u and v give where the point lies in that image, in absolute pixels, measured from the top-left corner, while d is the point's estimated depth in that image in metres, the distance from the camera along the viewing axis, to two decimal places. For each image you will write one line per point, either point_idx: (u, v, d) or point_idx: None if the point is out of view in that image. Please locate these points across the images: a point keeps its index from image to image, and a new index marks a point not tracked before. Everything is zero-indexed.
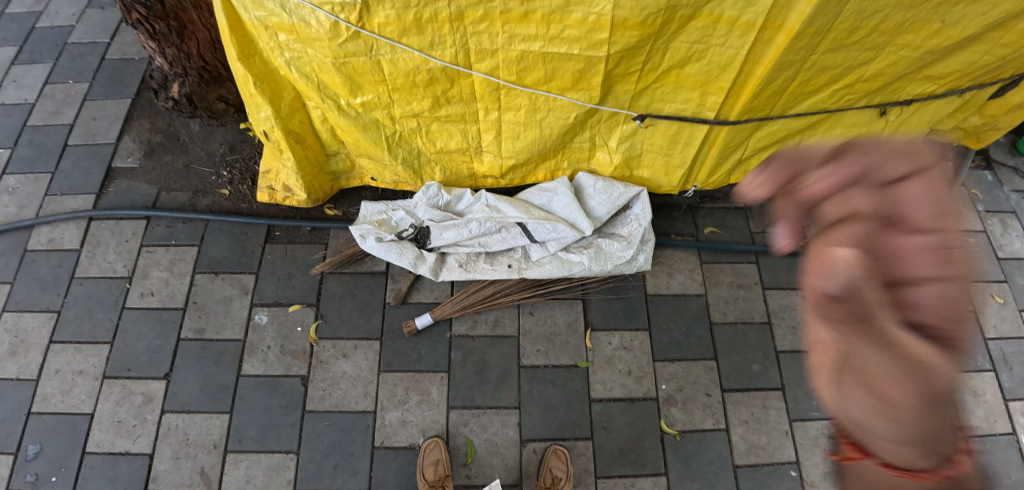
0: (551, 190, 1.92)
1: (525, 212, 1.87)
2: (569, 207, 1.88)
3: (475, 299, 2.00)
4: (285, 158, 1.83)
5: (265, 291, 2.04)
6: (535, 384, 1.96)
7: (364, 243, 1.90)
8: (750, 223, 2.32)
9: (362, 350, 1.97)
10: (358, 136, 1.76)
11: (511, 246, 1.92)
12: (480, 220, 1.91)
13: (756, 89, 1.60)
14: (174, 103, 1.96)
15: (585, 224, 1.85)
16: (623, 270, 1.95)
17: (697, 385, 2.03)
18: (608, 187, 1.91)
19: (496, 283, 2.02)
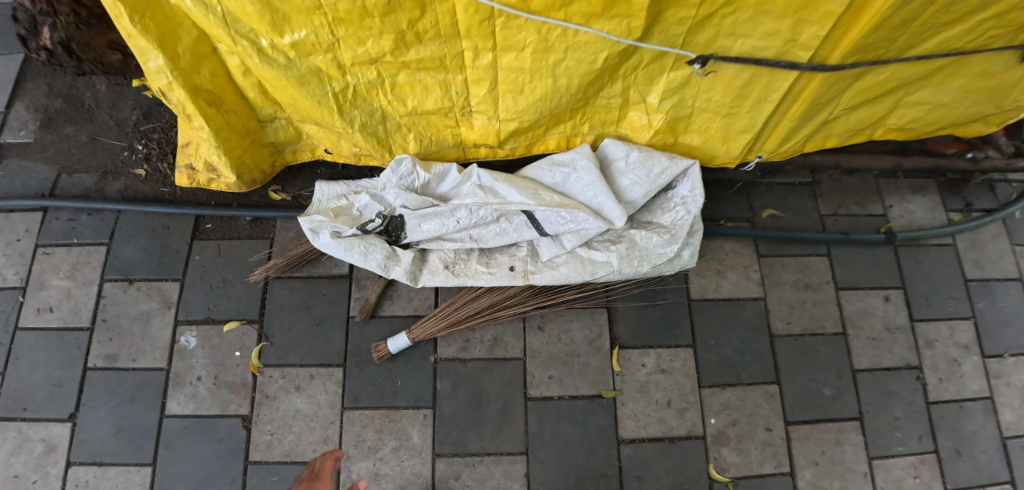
0: (567, 164, 1.40)
1: (532, 196, 1.35)
2: (592, 188, 1.36)
3: (466, 313, 1.47)
4: (200, 128, 1.33)
5: (193, 304, 1.55)
6: (548, 422, 1.47)
7: (318, 239, 1.42)
8: (820, 204, 1.80)
9: (320, 382, 1.47)
10: (295, 93, 1.25)
11: (514, 240, 1.43)
12: (471, 208, 1.39)
13: (884, 15, 1.09)
14: (49, 54, 1.47)
15: (615, 212, 1.33)
16: (662, 270, 1.47)
17: (755, 418, 1.59)
18: (646, 159, 1.38)
19: (494, 290, 1.48)
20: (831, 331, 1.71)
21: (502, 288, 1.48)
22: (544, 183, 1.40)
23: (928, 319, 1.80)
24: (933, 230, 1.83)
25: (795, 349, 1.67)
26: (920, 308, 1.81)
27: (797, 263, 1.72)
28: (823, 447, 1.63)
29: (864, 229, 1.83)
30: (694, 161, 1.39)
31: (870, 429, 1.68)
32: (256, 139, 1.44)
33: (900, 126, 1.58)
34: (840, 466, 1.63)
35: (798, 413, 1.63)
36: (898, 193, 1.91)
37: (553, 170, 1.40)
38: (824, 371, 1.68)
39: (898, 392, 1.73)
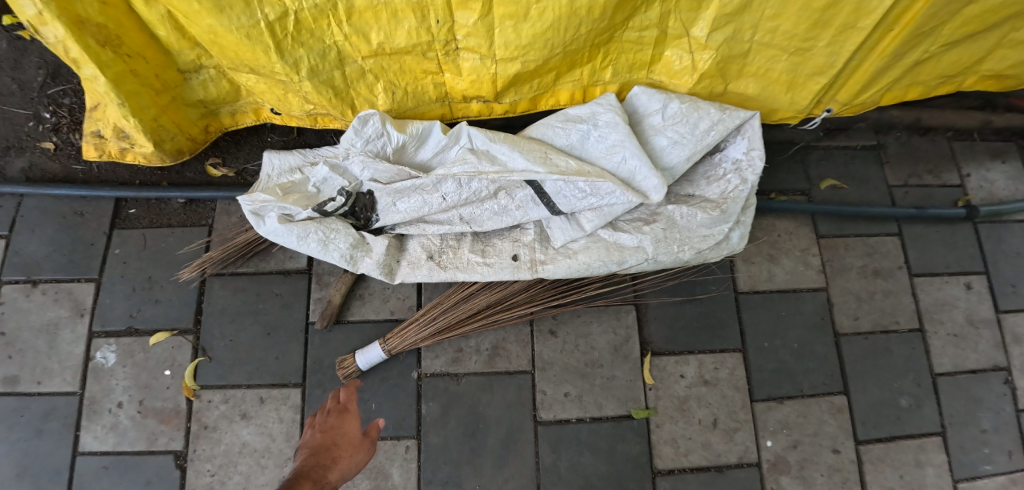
0: (584, 119, 1.07)
1: (540, 162, 1.03)
2: (620, 150, 1.03)
3: (457, 318, 1.14)
4: (95, 77, 1.01)
5: (112, 310, 1.22)
6: (564, 453, 1.15)
7: (262, 226, 1.09)
8: (886, 173, 1.49)
9: (272, 407, 1.15)
10: (215, 23, 0.92)
11: (517, 220, 1.10)
12: (461, 179, 1.06)
13: None
14: None
15: (652, 181, 1.01)
16: (708, 257, 1.13)
17: (820, 437, 1.27)
18: (689, 111, 1.05)
19: (492, 287, 1.15)
20: (906, 327, 1.40)
21: (503, 284, 1.15)
22: (555, 145, 1.07)
23: (1017, 311, 1.46)
24: (1020, 201, 1.48)
25: (865, 350, 1.35)
26: (1005, 298, 1.47)
27: (863, 245, 1.41)
28: (901, 471, 1.32)
29: (938, 204, 1.51)
30: (751, 114, 1.07)
31: (955, 446, 1.37)
32: (178, 95, 1.11)
33: (998, 74, 1.26)
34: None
35: (870, 430, 1.32)
36: (976, 159, 1.55)
37: (567, 128, 1.07)
38: (899, 377, 1.37)
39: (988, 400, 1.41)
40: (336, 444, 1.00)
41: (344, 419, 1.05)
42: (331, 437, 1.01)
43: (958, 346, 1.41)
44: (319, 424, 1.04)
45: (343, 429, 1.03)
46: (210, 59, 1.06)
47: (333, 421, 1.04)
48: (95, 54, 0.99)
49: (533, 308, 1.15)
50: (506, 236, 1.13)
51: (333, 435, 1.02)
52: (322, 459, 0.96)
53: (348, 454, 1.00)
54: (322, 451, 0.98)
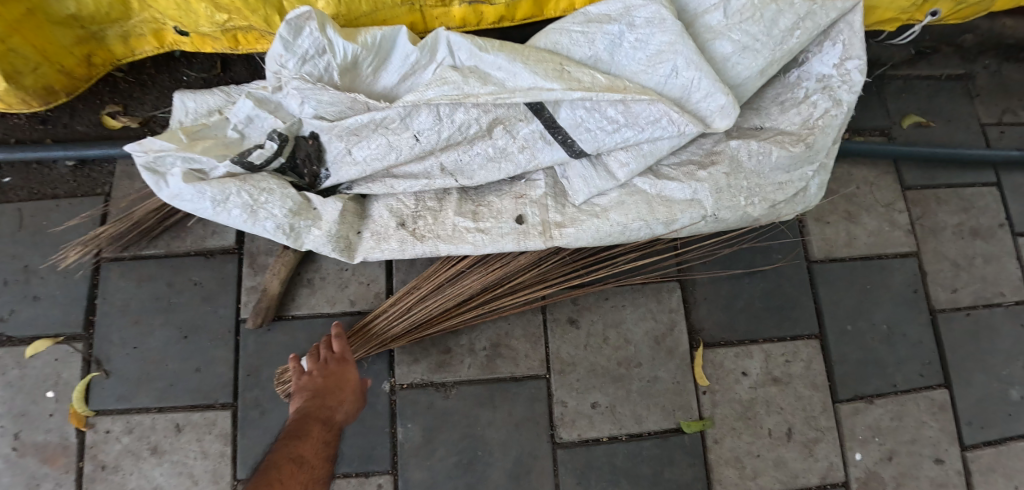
0: (619, 22, 0.75)
1: (553, 80, 0.73)
2: (668, 61, 0.73)
3: (440, 308, 0.83)
4: None
5: None
6: (593, 484, 0.86)
7: (166, 189, 0.79)
8: (978, 109, 1.18)
9: (194, 437, 0.84)
10: None
11: (521, 169, 0.80)
12: (440, 111, 0.75)
13: None
14: None
15: (718, 99, 0.72)
16: (782, 213, 0.82)
17: (921, 446, 0.98)
18: (765, 4, 0.74)
19: (488, 263, 0.83)
20: (1015, 300, 1.10)
21: (503, 259, 0.83)
22: (572, 58, 0.76)
23: None
24: None
25: (967, 331, 1.06)
26: None
27: (957, 197, 1.11)
28: (1019, 484, 1.03)
29: None
30: (851, 5, 0.75)
31: None
32: (38, 6, 0.80)
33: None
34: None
35: (979, 432, 1.03)
36: None
37: (590, 32, 0.76)
38: (1011, 364, 1.07)
39: None
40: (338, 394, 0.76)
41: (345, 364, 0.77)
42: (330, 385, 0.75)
43: None
44: (316, 365, 0.77)
45: (344, 374, 0.77)
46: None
47: (333, 368, 0.77)
48: None
49: (546, 290, 0.85)
50: (509, 193, 0.82)
51: (336, 383, 0.76)
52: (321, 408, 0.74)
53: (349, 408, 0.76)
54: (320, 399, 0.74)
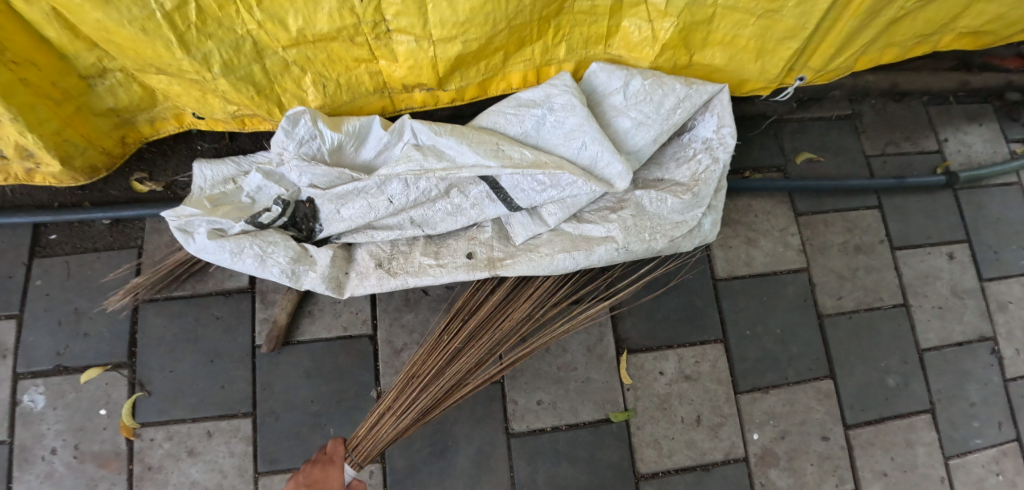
0: (539, 105, 0.98)
1: (492, 154, 0.95)
2: (581, 134, 0.95)
3: (434, 399, 0.98)
4: None
5: (37, 348, 1.11)
6: (541, 466, 1.08)
7: (191, 244, 0.99)
8: (863, 143, 1.42)
9: (221, 440, 1.05)
10: (100, 18, 0.81)
11: (472, 221, 1.02)
12: (408, 181, 0.98)
13: None
14: None
15: (616, 167, 0.93)
16: (680, 246, 1.03)
17: (809, 426, 1.22)
18: (655, 88, 0.98)
19: (462, 353, 0.99)
20: (891, 303, 1.35)
21: (472, 345, 1.00)
22: (508, 134, 0.99)
23: (1000, 278, 1.47)
24: (997, 167, 1.47)
25: (850, 330, 1.30)
26: (988, 266, 1.47)
27: (843, 220, 1.35)
28: (892, 453, 1.28)
29: (919, 169, 1.46)
30: (717, 88, 1.00)
31: (944, 423, 1.34)
32: (85, 104, 0.99)
33: (973, 30, 1.22)
34: (913, 474, 1.29)
35: (860, 413, 1.27)
36: (954, 123, 1.52)
37: (520, 114, 0.98)
38: (887, 356, 1.32)
39: (973, 371, 1.39)
40: None
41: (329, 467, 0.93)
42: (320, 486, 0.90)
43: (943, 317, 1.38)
44: (302, 473, 0.91)
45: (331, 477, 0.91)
46: (112, 61, 0.94)
47: (319, 473, 0.92)
48: None
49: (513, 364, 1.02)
50: (466, 237, 1.04)
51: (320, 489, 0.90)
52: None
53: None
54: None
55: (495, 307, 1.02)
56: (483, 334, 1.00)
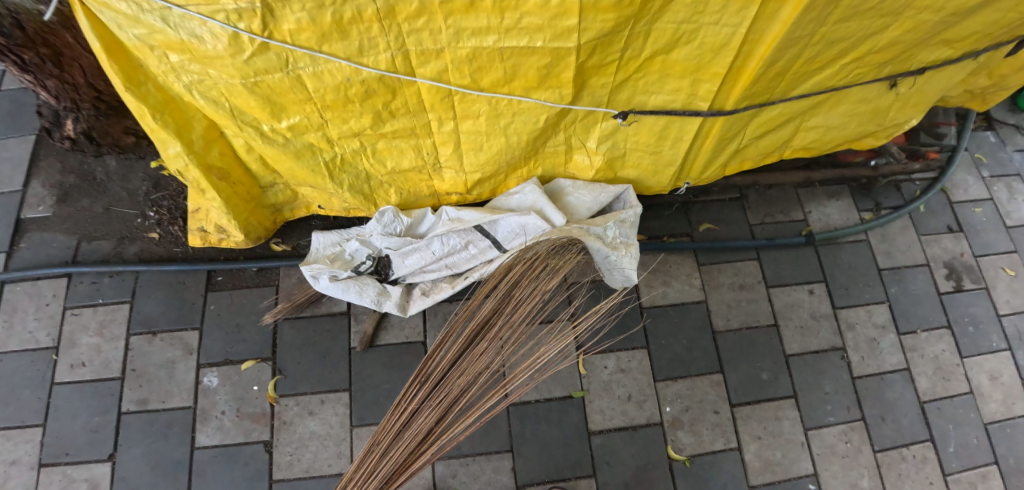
0: (518, 192, 1.68)
1: (489, 215, 1.64)
2: (539, 203, 1.64)
3: (382, 478, 1.35)
4: (210, 198, 1.55)
5: (212, 348, 1.77)
6: (527, 423, 1.74)
7: (318, 283, 1.67)
8: (748, 215, 2.08)
9: (330, 405, 1.73)
10: (292, 164, 1.49)
11: (481, 262, 1.69)
12: (443, 238, 1.67)
13: (757, 74, 1.35)
14: (71, 142, 1.65)
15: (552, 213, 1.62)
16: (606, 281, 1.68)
17: (704, 403, 1.84)
18: (590, 185, 1.69)
19: (399, 442, 1.38)
20: (765, 323, 1.96)
21: (406, 436, 1.38)
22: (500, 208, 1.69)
23: (849, 306, 2.05)
24: (846, 229, 2.08)
25: (735, 341, 1.93)
26: (839, 297, 2.05)
27: (731, 268, 2.01)
28: (765, 424, 1.85)
29: (788, 232, 2.09)
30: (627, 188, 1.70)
31: (804, 404, 1.90)
32: (261, 202, 1.66)
33: (804, 146, 1.75)
34: (780, 438, 1.85)
35: (741, 396, 1.87)
36: (816, 200, 2.16)
37: (507, 198, 1.69)
38: (760, 359, 1.92)
39: (826, 370, 1.95)
40: None
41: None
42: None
43: (804, 333, 1.97)
44: None
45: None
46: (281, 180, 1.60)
47: None
48: (214, 184, 1.51)
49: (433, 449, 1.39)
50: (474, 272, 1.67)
51: None
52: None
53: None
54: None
55: (422, 405, 1.41)
56: (416, 421, 1.39)
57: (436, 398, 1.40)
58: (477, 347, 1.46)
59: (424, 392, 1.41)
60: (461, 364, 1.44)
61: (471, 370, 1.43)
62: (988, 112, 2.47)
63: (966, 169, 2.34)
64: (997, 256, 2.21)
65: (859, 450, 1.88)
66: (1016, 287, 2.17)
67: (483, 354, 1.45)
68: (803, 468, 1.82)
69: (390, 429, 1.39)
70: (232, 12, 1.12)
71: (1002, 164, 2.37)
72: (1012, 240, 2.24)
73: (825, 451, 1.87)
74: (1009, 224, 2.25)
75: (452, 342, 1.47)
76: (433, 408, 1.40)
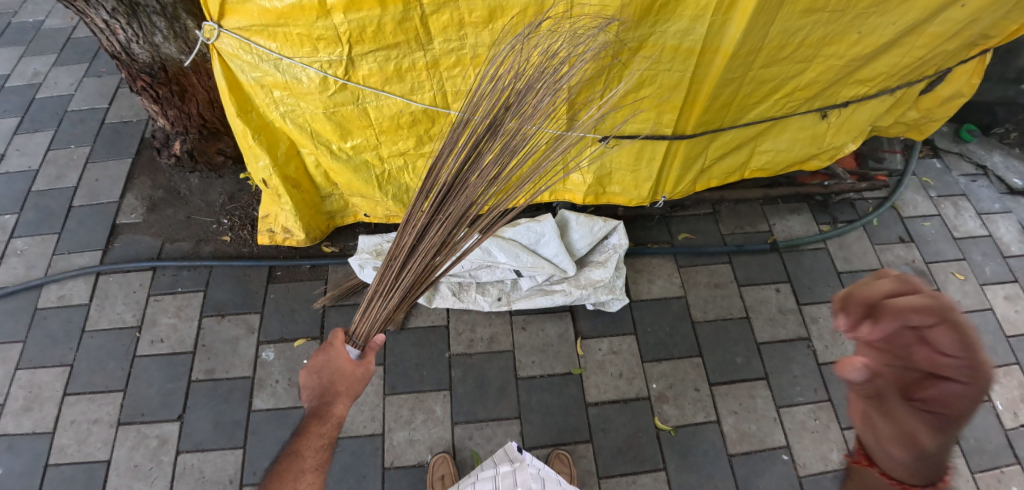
0: (540, 232, 2.10)
1: (514, 258, 2.08)
2: (558, 250, 2.10)
3: (405, 289, 1.54)
4: (284, 203, 2.08)
5: (270, 328, 2.13)
6: (534, 393, 2.06)
7: (362, 272, 2.08)
8: (720, 226, 2.40)
9: None
10: (350, 176, 2.07)
11: (500, 278, 2.16)
12: (472, 259, 2.09)
13: (705, 105, 1.83)
14: (175, 159, 2.27)
15: (565, 264, 2.11)
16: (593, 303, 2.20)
17: (686, 381, 2.07)
18: (590, 221, 2.16)
19: (414, 259, 1.52)
20: (737, 315, 2.20)
21: (419, 255, 1.52)
22: (523, 243, 2.12)
23: (812, 302, 2.23)
24: (806, 238, 2.32)
25: (713, 330, 2.17)
26: (804, 295, 2.24)
27: (707, 269, 2.29)
28: (743, 401, 2.04)
29: (757, 242, 2.37)
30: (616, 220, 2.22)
31: (776, 385, 2.07)
32: (322, 211, 2.22)
33: (761, 167, 2.16)
34: (755, 413, 2.02)
35: (720, 376, 2.08)
36: (779, 214, 2.44)
37: (530, 232, 2.11)
38: (736, 346, 2.14)
39: (794, 356, 2.12)
40: (333, 383, 1.43)
41: (344, 351, 1.47)
42: (334, 377, 1.44)
43: (773, 323, 2.17)
44: (324, 349, 1.48)
45: (350, 360, 1.46)
46: (339, 191, 2.17)
47: (325, 351, 1.48)
48: (288, 192, 2.05)
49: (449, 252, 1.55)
50: (496, 286, 2.19)
51: (327, 373, 1.44)
52: (326, 399, 1.41)
53: (363, 386, 1.46)
54: (328, 389, 1.42)
55: (429, 224, 1.51)
56: (427, 236, 1.51)
57: (442, 215, 1.49)
58: (475, 167, 1.48)
59: (430, 212, 1.49)
60: (462, 184, 1.49)
61: (472, 191, 1.49)
62: (931, 141, 2.64)
63: (913, 190, 2.49)
64: (947, 262, 2.32)
65: (828, 426, 2.00)
66: (967, 289, 2.27)
67: (482, 175, 1.48)
68: (776, 440, 1.97)
69: (405, 250, 1.52)
70: (325, 63, 1.71)
71: (948, 185, 2.52)
72: (961, 249, 2.35)
73: (796, 427, 2.00)
74: (956, 236, 2.37)
75: (450, 164, 1.49)
76: (440, 228, 1.50)
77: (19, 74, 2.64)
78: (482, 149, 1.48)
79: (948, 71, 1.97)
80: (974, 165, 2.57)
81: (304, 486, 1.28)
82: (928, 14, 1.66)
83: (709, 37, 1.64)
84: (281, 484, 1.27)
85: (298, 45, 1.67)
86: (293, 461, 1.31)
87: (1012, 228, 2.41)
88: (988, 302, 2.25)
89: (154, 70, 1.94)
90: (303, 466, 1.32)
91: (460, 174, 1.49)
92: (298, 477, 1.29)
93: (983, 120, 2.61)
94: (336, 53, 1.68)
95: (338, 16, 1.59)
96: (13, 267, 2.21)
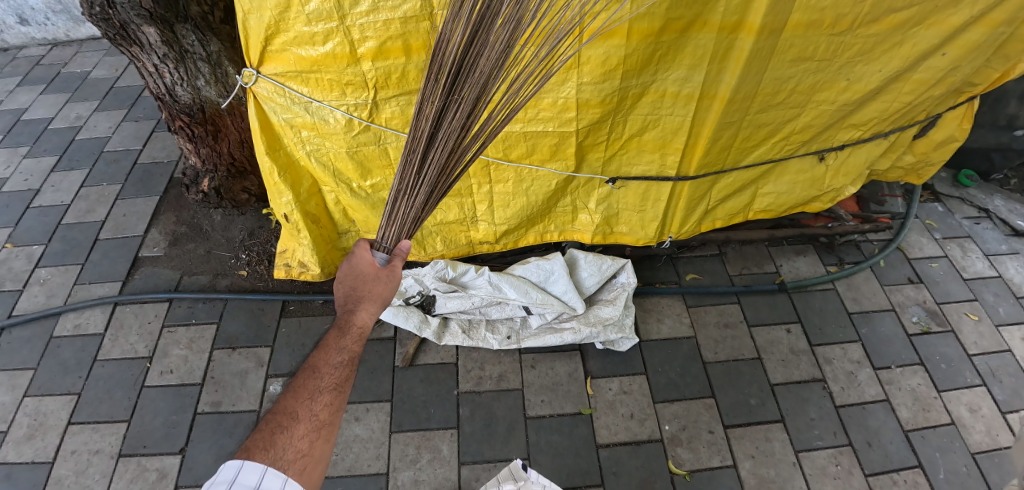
0: (549, 269, 2.15)
1: (524, 295, 2.10)
2: (567, 288, 2.13)
3: (428, 188, 1.53)
4: (302, 238, 2.14)
5: (280, 362, 2.13)
6: (542, 433, 2.01)
7: None
8: (727, 267, 2.43)
9: (374, 412, 2.05)
10: (367, 212, 2.17)
11: (510, 315, 2.19)
12: (483, 295, 2.14)
13: (707, 147, 1.91)
14: (203, 195, 2.33)
15: (575, 303, 2.12)
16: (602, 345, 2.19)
17: (699, 423, 2.02)
18: (598, 260, 2.20)
19: (434, 149, 1.49)
20: (749, 356, 2.17)
21: (438, 144, 1.48)
22: (533, 280, 2.16)
23: (825, 343, 2.21)
24: (813, 279, 2.34)
25: (724, 371, 2.14)
26: (816, 336, 2.23)
27: (717, 309, 2.30)
28: (759, 445, 1.98)
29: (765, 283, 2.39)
30: (624, 259, 2.25)
31: (793, 428, 2.01)
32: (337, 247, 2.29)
33: (763, 208, 2.23)
34: (772, 457, 1.95)
35: (734, 418, 2.03)
36: (786, 256, 2.47)
37: (539, 268, 2.15)
38: (750, 388, 2.10)
39: (810, 398, 2.08)
40: (359, 290, 1.36)
41: (369, 257, 1.42)
42: (358, 283, 1.38)
43: (786, 365, 2.15)
44: (350, 257, 1.43)
45: (374, 264, 1.41)
46: (355, 227, 2.26)
47: (349, 261, 1.41)
48: (306, 224, 2.12)
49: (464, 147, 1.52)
50: (505, 323, 2.21)
51: (353, 284, 1.38)
52: (351, 307, 1.34)
53: (390, 291, 1.41)
54: (351, 298, 1.35)
55: (443, 111, 1.46)
56: (439, 133, 1.47)
57: (455, 106, 1.46)
58: (482, 47, 1.41)
59: (440, 101, 1.45)
60: (472, 65, 1.42)
61: (483, 74, 1.43)
62: (931, 186, 2.71)
63: (917, 232, 2.54)
64: (959, 303, 2.32)
65: (850, 472, 1.92)
66: (983, 329, 2.25)
67: (491, 54, 1.41)
68: (796, 486, 1.89)
69: (422, 141, 1.48)
70: (352, 106, 1.83)
71: (952, 228, 2.56)
72: (972, 290, 2.35)
73: (817, 473, 1.92)
74: (965, 276, 2.38)
75: (456, 42, 1.40)
76: (457, 112, 1.46)
77: (62, 118, 2.82)
78: (488, 24, 1.39)
79: (938, 116, 2.09)
80: (976, 209, 2.62)
81: (321, 406, 1.18)
82: (911, 62, 1.77)
83: (706, 85, 1.75)
84: (296, 402, 1.17)
85: (328, 89, 1.79)
86: (311, 377, 1.21)
87: (1021, 269, 2.42)
88: (1005, 343, 2.21)
89: (193, 111, 2.07)
90: (319, 384, 1.21)
91: (469, 56, 1.42)
92: (314, 396, 1.19)
93: (980, 166, 2.69)
94: (362, 97, 1.80)
95: (367, 63, 1.72)
96: (34, 296, 2.26)
